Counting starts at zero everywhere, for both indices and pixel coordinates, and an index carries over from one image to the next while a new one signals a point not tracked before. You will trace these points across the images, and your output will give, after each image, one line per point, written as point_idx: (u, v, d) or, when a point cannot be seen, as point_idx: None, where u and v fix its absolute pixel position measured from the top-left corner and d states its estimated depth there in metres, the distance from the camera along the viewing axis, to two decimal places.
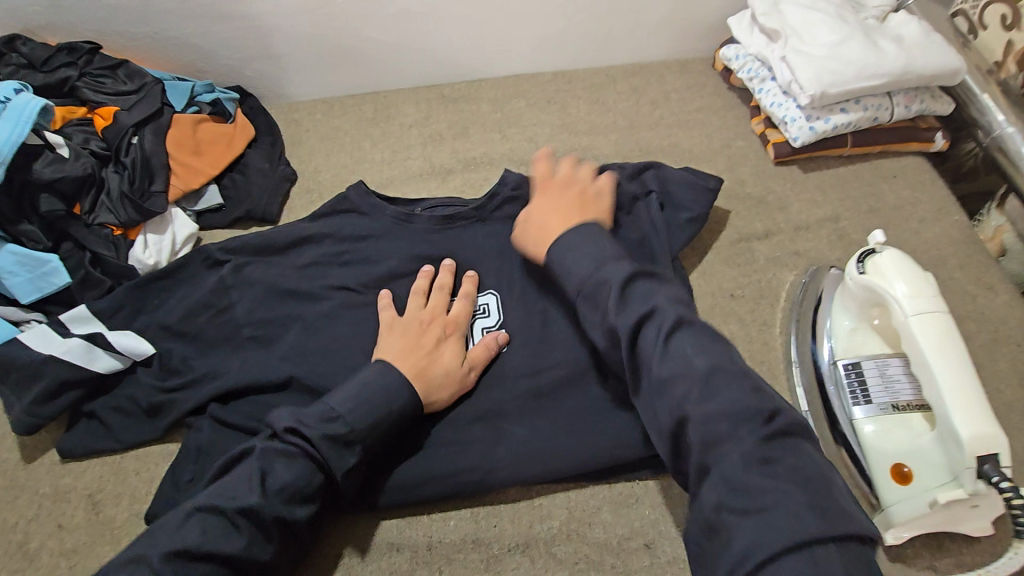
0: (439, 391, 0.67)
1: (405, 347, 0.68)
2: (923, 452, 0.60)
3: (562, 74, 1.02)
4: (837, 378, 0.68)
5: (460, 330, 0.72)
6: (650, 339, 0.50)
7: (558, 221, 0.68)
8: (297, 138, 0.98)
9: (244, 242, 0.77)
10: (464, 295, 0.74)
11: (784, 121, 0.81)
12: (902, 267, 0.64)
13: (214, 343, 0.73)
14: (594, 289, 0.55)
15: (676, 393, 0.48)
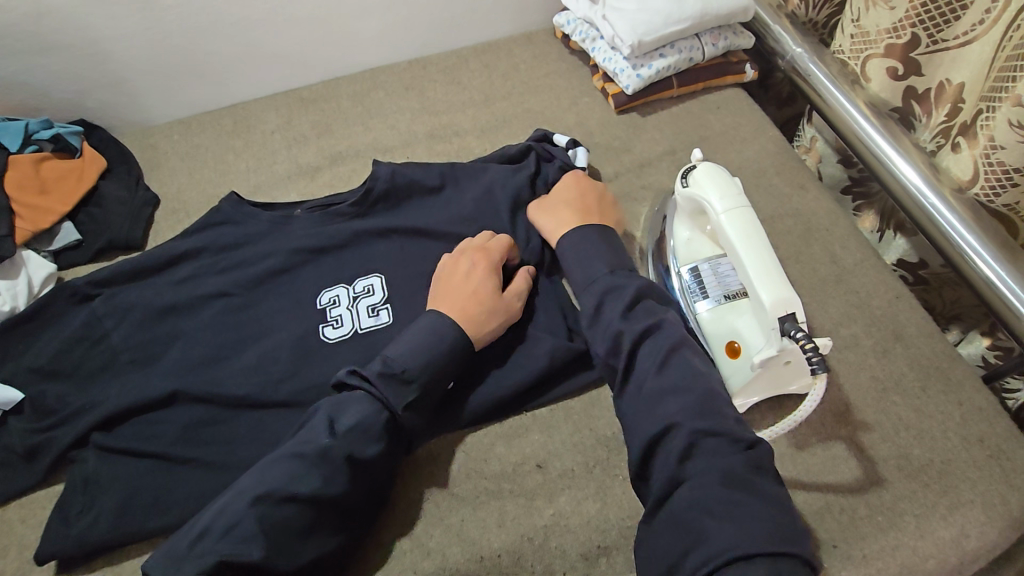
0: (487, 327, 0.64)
1: (453, 294, 0.66)
2: (751, 327, 0.61)
3: (416, 62, 1.06)
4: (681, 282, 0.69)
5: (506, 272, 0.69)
6: (645, 356, 0.56)
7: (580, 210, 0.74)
8: (156, 162, 0.96)
9: (113, 271, 0.77)
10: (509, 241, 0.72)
11: (616, 73, 0.92)
12: (715, 176, 0.64)
13: (91, 374, 0.71)
14: (612, 303, 0.60)
15: (670, 404, 0.52)
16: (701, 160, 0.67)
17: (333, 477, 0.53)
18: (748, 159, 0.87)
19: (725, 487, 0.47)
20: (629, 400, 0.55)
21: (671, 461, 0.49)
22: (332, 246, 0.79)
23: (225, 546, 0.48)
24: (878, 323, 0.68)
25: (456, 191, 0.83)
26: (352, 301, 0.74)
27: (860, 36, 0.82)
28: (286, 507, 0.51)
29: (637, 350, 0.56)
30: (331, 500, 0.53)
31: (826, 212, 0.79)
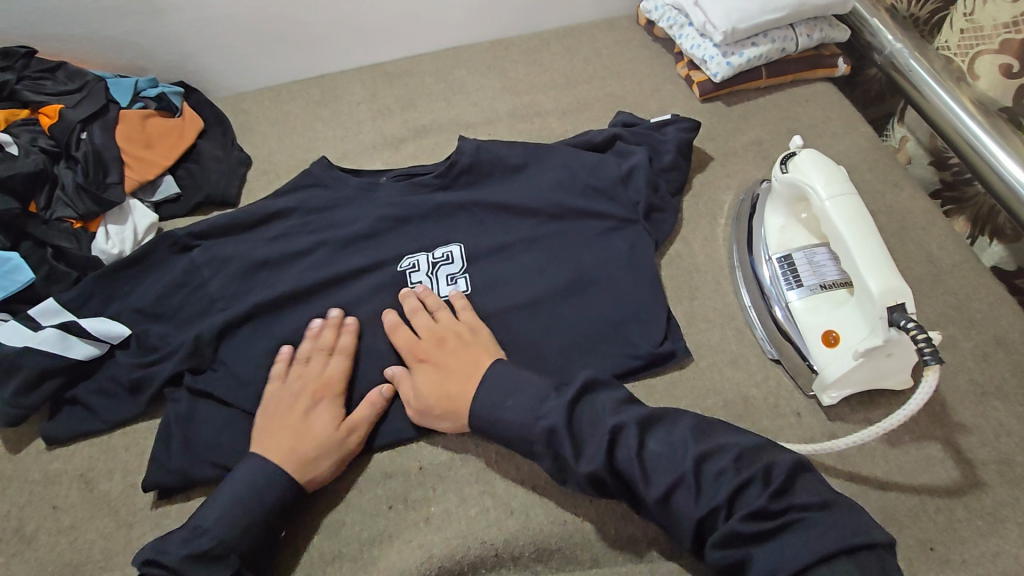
0: (316, 461, 0.61)
1: (274, 426, 0.63)
2: (851, 318, 0.60)
3: (498, 43, 1.07)
4: (773, 269, 0.68)
5: (296, 402, 0.64)
6: (595, 453, 0.53)
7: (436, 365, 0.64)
8: (248, 126, 1.00)
9: (211, 224, 0.81)
10: (283, 360, 0.68)
11: (704, 60, 0.91)
12: (819, 162, 0.63)
13: (190, 319, 0.75)
14: (529, 403, 0.57)
15: (656, 467, 0.52)
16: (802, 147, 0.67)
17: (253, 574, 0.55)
18: (839, 154, 0.85)
19: (742, 485, 0.50)
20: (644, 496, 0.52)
21: (704, 513, 0.50)
22: (418, 215, 0.81)
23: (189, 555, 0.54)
24: (978, 327, 0.66)
25: (538, 170, 0.84)
26: (432, 269, 0.76)
27: (971, 31, 0.80)
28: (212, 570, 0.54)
29: (582, 439, 0.54)
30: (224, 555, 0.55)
31: (923, 212, 0.76)
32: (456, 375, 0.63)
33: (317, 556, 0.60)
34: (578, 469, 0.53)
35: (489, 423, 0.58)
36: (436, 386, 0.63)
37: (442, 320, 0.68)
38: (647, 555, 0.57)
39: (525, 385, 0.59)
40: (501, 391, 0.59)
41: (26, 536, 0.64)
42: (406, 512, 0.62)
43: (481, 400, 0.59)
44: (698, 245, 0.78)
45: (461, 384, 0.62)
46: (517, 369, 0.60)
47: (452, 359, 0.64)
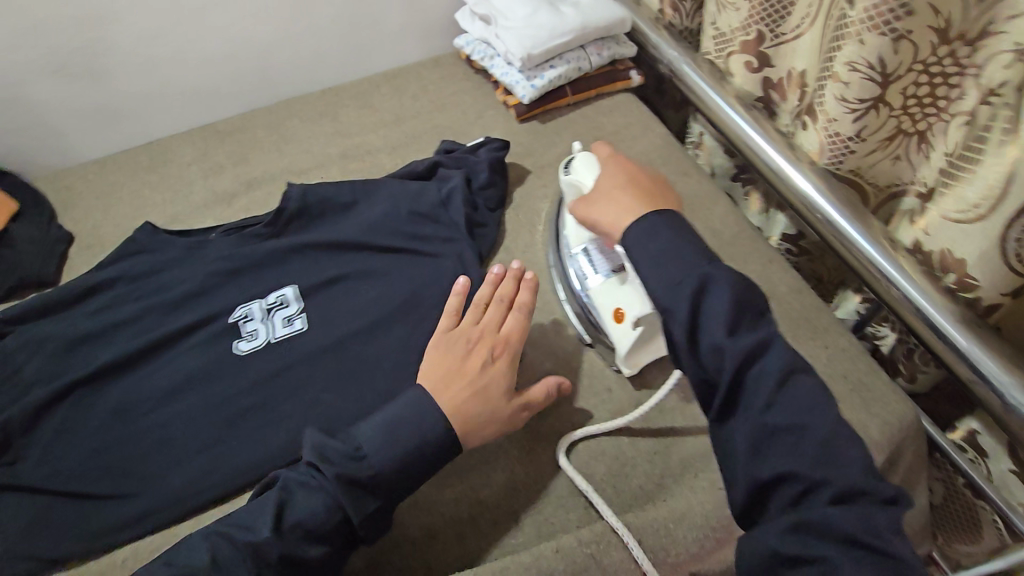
0: (481, 427, 0.59)
1: (444, 376, 0.62)
2: (632, 292, 0.66)
3: (329, 90, 1.11)
4: (575, 262, 0.74)
5: (512, 348, 0.65)
6: (747, 339, 0.46)
7: (615, 208, 0.61)
8: (70, 201, 0.97)
9: (24, 308, 0.78)
10: (517, 308, 0.67)
11: (512, 84, 0.99)
12: (592, 162, 0.71)
13: (0, 409, 0.71)
14: (690, 257, 0.51)
15: (790, 411, 0.45)
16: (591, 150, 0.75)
17: (337, 498, 0.53)
18: (638, 154, 0.95)
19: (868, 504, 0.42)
20: (748, 410, 0.46)
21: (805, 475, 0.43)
22: (247, 266, 0.82)
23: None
24: (754, 285, 0.75)
25: (366, 206, 0.87)
26: (266, 314, 0.77)
27: (720, 36, 0.92)
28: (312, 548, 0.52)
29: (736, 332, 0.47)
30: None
31: (707, 193, 0.87)
32: (636, 195, 0.61)
33: None
34: (712, 339, 0.47)
35: (632, 240, 0.54)
36: (650, 202, 0.60)
37: (508, 281, 0.69)
38: (478, 550, 0.58)
39: (673, 225, 0.54)
40: (662, 231, 0.53)
41: None
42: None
43: (648, 217, 0.55)
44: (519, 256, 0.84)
45: (624, 208, 0.61)
46: (692, 236, 0.53)
47: (631, 194, 0.61)
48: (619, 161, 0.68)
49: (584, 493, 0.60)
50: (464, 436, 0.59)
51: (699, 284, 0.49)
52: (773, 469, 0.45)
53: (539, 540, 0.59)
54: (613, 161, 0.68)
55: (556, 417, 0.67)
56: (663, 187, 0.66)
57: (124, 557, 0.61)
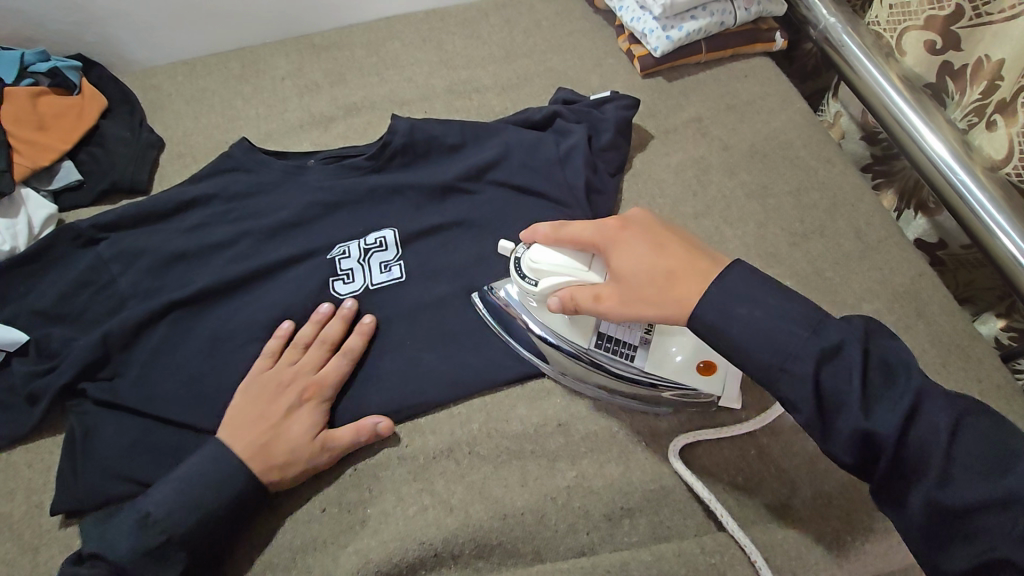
0: (285, 466, 0.57)
1: (244, 417, 0.59)
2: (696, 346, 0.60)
3: (434, 13, 1.01)
4: (596, 360, 0.62)
5: (324, 395, 0.62)
6: (890, 414, 0.43)
7: (657, 282, 0.50)
8: (159, 104, 0.91)
9: (119, 215, 0.74)
10: (341, 352, 0.64)
11: (644, 33, 0.89)
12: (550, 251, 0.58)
13: (96, 319, 0.69)
14: (793, 328, 0.45)
15: (960, 460, 0.42)
16: (531, 238, 0.62)
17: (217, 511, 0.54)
18: (776, 130, 0.85)
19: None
20: (916, 483, 0.43)
21: (1001, 546, 0.40)
22: (348, 200, 0.76)
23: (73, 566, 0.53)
24: (901, 300, 0.70)
25: (476, 150, 0.80)
26: (363, 254, 0.72)
27: (899, 7, 0.81)
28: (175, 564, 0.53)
29: (876, 394, 0.44)
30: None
31: (853, 188, 0.79)
32: (671, 254, 0.51)
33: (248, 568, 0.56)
34: (853, 421, 0.43)
35: (714, 326, 0.47)
36: (691, 257, 0.50)
37: (330, 329, 0.66)
38: (588, 542, 0.57)
39: (749, 290, 0.47)
40: (733, 299, 0.47)
41: None
42: (314, 515, 0.58)
43: (714, 289, 0.47)
44: None
45: (687, 274, 0.49)
46: (764, 279, 0.48)
47: (679, 262, 0.50)
48: (612, 229, 0.55)
49: (694, 489, 0.58)
50: (263, 474, 0.57)
51: (811, 365, 0.44)
52: (970, 534, 0.42)
53: (653, 541, 0.57)
54: (605, 232, 0.55)
55: (671, 413, 0.63)
56: (666, 222, 0.55)
57: None
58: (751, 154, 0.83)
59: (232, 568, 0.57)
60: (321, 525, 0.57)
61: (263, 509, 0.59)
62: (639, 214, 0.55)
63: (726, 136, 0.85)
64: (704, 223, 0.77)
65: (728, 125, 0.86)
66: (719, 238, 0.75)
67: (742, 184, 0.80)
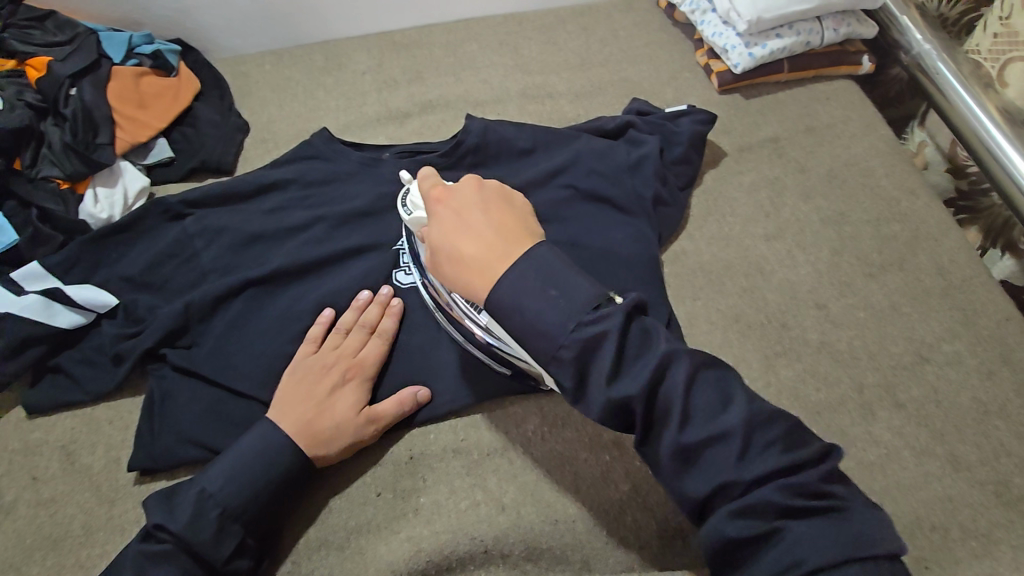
0: (332, 442, 0.59)
1: (293, 397, 0.60)
2: None
3: (512, 17, 1.03)
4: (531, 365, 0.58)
5: (366, 374, 0.63)
6: (703, 428, 0.42)
7: (472, 250, 0.48)
8: (246, 90, 0.95)
9: (205, 193, 0.77)
10: (379, 334, 0.65)
11: (725, 49, 0.87)
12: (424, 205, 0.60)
13: (179, 290, 0.72)
14: (570, 307, 0.44)
15: (698, 406, 0.43)
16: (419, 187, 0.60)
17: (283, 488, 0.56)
18: (857, 156, 0.82)
19: (788, 466, 0.42)
20: (661, 435, 0.43)
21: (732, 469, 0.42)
22: None
23: (137, 545, 0.52)
24: (985, 344, 0.67)
25: (546, 156, 0.80)
26: None
27: (1005, 36, 0.80)
28: (237, 539, 0.53)
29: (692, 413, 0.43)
30: (201, 565, 0.52)
31: (938, 222, 0.75)
32: (479, 229, 0.49)
33: (302, 543, 0.58)
34: (671, 440, 0.42)
35: (507, 308, 0.45)
36: (488, 233, 0.48)
37: (369, 313, 0.66)
38: (639, 559, 0.56)
39: (533, 273, 0.45)
40: (537, 279, 0.45)
41: (5, 506, 0.61)
42: (372, 499, 0.59)
43: (509, 269, 0.46)
44: (706, 244, 0.75)
45: (489, 249, 0.47)
46: (566, 262, 0.46)
47: (486, 232, 0.48)
48: (435, 197, 0.53)
49: None
50: (311, 450, 0.58)
51: (572, 352, 0.43)
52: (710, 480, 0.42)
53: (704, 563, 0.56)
54: (427, 200, 0.53)
55: None
56: (495, 191, 0.52)
57: None
58: (828, 179, 0.80)
59: (291, 543, 0.58)
60: (376, 509, 0.59)
61: (321, 488, 0.61)
62: (465, 182, 0.52)
63: (803, 159, 0.82)
64: (776, 245, 0.74)
65: (807, 147, 0.84)
66: (791, 262, 0.73)
67: (818, 209, 0.77)
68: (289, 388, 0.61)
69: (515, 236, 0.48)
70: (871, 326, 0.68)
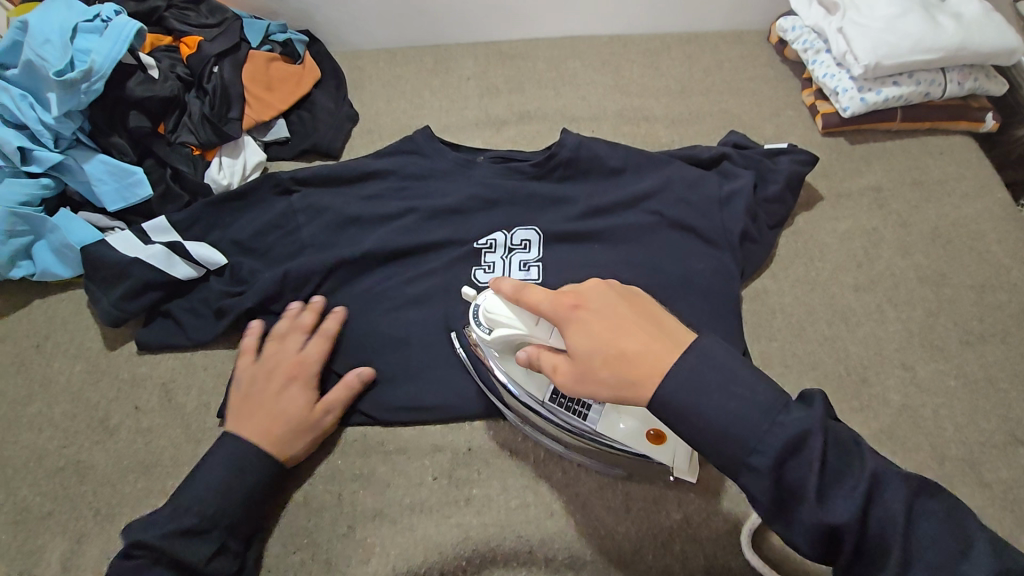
0: (296, 439, 0.61)
1: (246, 402, 0.63)
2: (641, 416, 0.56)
3: (618, 39, 1.05)
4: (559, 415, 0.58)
5: (308, 372, 0.65)
6: (845, 501, 0.40)
7: (639, 356, 0.44)
8: (359, 83, 1.02)
9: (311, 173, 0.83)
10: (321, 336, 0.68)
11: (836, 91, 0.85)
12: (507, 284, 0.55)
13: (279, 259, 0.79)
14: (727, 387, 0.42)
15: (843, 489, 0.41)
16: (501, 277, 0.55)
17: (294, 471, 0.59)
18: (967, 217, 0.78)
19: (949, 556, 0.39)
20: (796, 512, 0.41)
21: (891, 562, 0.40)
22: (506, 199, 0.80)
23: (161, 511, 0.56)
24: None
25: (636, 177, 0.80)
26: (507, 252, 0.77)
27: None
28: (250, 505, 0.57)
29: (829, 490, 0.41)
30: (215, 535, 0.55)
31: None
32: (628, 332, 0.45)
33: (359, 510, 0.61)
34: (810, 512, 0.40)
35: (685, 411, 0.42)
36: (643, 335, 0.45)
37: (302, 318, 0.69)
38: None
39: (706, 373, 0.42)
40: (691, 376, 0.42)
41: (110, 428, 0.69)
42: (428, 482, 0.62)
43: (675, 373, 0.42)
44: (790, 286, 0.73)
45: (646, 352, 0.44)
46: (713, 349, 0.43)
47: (642, 334, 0.45)
48: (566, 301, 0.48)
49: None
50: (275, 447, 0.60)
51: (768, 458, 0.40)
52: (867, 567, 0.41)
53: None
54: (558, 307, 0.48)
55: None
56: (621, 290, 0.49)
57: (357, 437, 0.65)
58: (932, 237, 0.76)
59: (349, 509, 0.61)
60: (430, 492, 0.61)
61: (382, 463, 0.64)
62: (597, 285, 0.48)
63: (906, 213, 0.79)
64: (866, 297, 0.72)
65: (912, 201, 0.80)
66: (880, 317, 0.70)
67: (916, 266, 0.74)
68: (249, 396, 0.63)
69: (663, 337, 0.45)
70: (961, 397, 0.64)
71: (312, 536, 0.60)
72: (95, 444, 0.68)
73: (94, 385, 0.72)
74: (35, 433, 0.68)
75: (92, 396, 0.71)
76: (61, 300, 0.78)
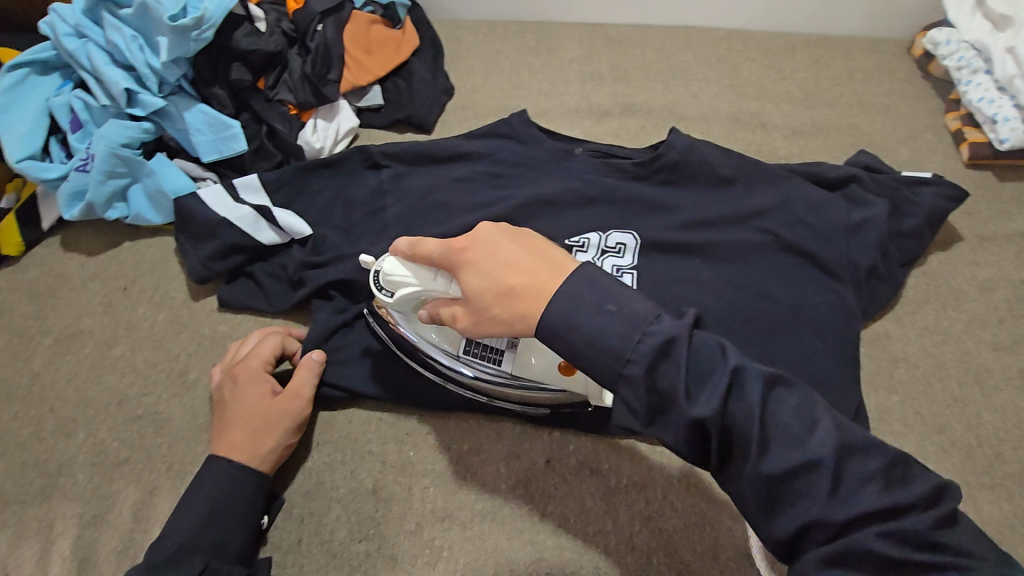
0: (265, 440, 0.58)
1: (223, 407, 0.59)
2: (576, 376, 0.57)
3: (737, 34, 0.96)
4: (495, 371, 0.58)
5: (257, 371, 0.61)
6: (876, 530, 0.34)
7: (515, 279, 0.41)
8: (458, 55, 0.98)
9: (403, 149, 0.79)
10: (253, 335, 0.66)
11: (994, 119, 0.75)
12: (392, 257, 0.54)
13: (364, 232, 0.76)
14: (640, 331, 0.37)
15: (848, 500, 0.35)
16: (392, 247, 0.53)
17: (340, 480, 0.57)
18: None
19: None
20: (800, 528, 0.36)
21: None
22: (604, 198, 0.74)
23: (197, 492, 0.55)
24: None
25: (748, 191, 0.72)
26: (600, 255, 0.70)
27: None
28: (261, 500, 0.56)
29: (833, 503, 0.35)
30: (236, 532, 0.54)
31: None
32: (512, 261, 0.42)
33: (429, 508, 0.59)
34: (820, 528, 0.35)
35: (564, 331, 0.39)
36: (528, 261, 0.42)
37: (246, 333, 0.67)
38: None
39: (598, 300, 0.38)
40: (584, 303, 0.39)
41: (188, 381, 0.68)
42: (500, 491, 0.59)
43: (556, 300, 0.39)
44: (916, 334, 0.66)
45: (522, 272, 0.41)
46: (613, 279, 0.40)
47: (505, 258, 0.42)
48: (455, 246, 0.46)
49: None
50: (246, 450, 0.56)
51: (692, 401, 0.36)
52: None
53: None
54: (449, 252, 0.46)
55: None
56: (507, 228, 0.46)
57: (431, 432, 0.63)
58: None
59: (417, 508, 0.59)
60: (503, 502, 0.58)
61: (455, 463, 0.61)
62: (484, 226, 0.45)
63: None
64: (1006, 359, 0.64)
65: None
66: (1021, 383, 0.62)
67: None
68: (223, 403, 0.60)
69: (545, 259, 0.41)
70: None
71: (379, 527, 0.58)
72: (173, 396, 0.68)
73: (175, 336, 0.72)
74: (118, 375, 0.69)
75: (173, 347, 0.71)
76: (150, 246, 0.78)
